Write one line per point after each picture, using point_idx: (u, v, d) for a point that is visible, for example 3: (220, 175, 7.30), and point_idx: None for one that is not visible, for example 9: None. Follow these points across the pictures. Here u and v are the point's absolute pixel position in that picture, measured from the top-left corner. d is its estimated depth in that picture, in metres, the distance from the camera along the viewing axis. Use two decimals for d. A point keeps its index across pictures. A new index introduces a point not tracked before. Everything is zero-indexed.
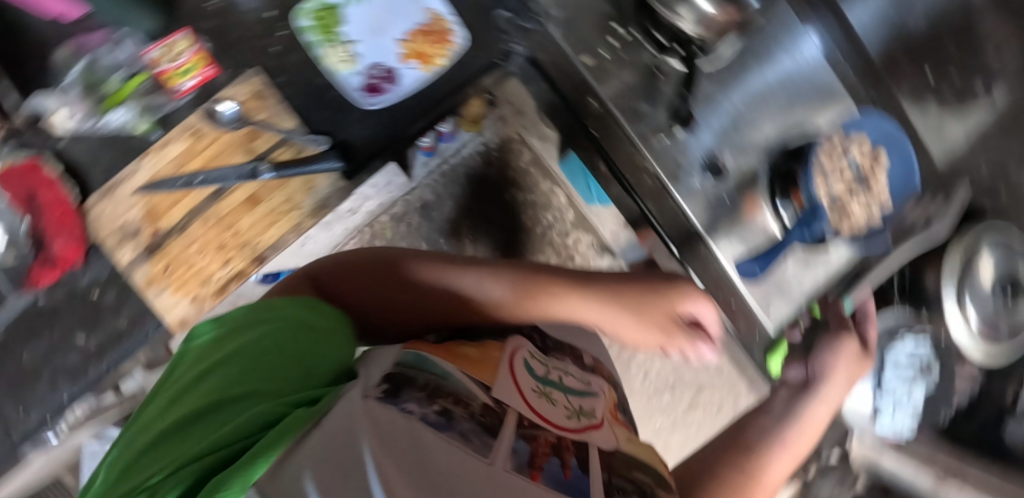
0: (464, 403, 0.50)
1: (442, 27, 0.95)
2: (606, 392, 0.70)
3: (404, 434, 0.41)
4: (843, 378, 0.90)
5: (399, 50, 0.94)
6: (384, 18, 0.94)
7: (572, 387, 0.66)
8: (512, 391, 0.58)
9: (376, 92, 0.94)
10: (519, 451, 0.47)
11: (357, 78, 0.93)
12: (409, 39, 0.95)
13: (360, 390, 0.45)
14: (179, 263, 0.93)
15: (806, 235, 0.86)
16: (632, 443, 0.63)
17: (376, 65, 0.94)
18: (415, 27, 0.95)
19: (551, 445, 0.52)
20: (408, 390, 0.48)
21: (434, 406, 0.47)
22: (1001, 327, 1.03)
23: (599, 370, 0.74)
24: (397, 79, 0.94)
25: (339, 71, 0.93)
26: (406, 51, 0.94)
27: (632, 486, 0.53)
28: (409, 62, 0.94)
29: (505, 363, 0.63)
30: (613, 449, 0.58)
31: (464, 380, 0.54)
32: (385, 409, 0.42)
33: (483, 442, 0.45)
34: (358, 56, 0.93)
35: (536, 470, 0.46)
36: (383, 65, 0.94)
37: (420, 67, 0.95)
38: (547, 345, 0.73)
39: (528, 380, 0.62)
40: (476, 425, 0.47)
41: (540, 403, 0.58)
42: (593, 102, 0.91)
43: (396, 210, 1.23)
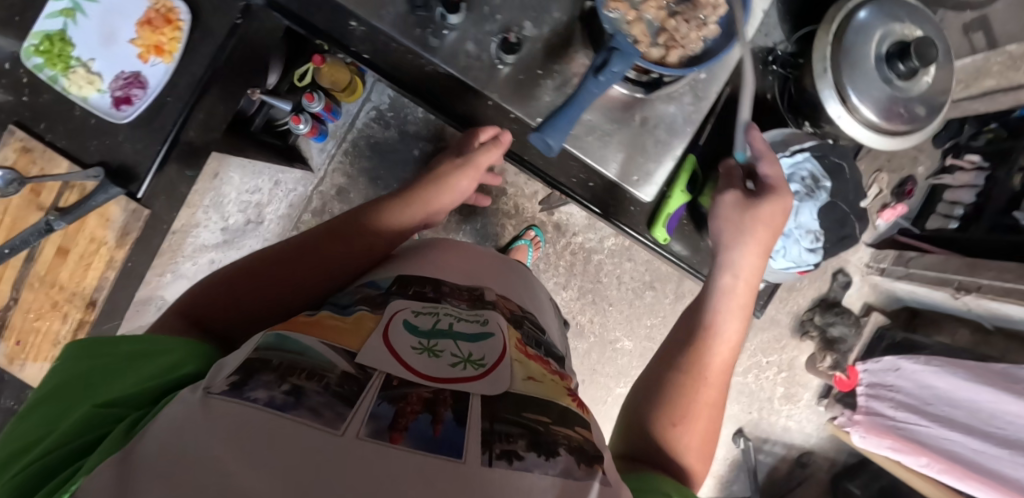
0: (318, 375, 0.28)
1: (167, 6, 0.64)
2: (511, 330, 0.41)
3: (233, 426, 0.23)
4: (754, 244, 0.59)
5: (135, 53, 0.65)
6: (117, 23, 0.65)
7: (467, 330, 0.38)
8: (385, 346, 0.33)
9: (129, 101, 0.65)
10: (381, 416, 0.26)
11: (105, 95, 0.64)
12: (137, 38, 0.65)
13: (208, 386, 0.27)
14: (27, 332, 0.70)
15: (600, 84, 0.55)
16: (540, 385, 0.35)
17: (119, 72, 0.65)
18: (138, 22, 0.65)
19: (426, 401, 0.28)
20: (262, 372, 0.28)
21: (284, 386, 0.26)
22: (914, 106, 0.64)
23: (502, 309, 0.44)
24: (146, 79, 0.65)
25: (85, 100, 0.63)
26: (141, 47, 0.65)
27: (523, 430, 0.29)
28: (149, 58, 0.65)
29: (387, 319, 0.37)
30: (509, 389, 0.32)
31: (326, 348, 0.32)
32: (226, 406, 0.24)
33: (337, 415, 0.25)
34: (102, 74, 0.64)
35: (399, 433, 0.25)
36: (126, 70, 0.65)
37: (163, 60, 0.65)
38: (435, 294, 0.43)
39: (409, 333, 0.36)
40: (333, 396, 0.27)
41: (416, 360, 0.33)
42: (354, 23, 0.66)
43: (312, 204, 1.12)
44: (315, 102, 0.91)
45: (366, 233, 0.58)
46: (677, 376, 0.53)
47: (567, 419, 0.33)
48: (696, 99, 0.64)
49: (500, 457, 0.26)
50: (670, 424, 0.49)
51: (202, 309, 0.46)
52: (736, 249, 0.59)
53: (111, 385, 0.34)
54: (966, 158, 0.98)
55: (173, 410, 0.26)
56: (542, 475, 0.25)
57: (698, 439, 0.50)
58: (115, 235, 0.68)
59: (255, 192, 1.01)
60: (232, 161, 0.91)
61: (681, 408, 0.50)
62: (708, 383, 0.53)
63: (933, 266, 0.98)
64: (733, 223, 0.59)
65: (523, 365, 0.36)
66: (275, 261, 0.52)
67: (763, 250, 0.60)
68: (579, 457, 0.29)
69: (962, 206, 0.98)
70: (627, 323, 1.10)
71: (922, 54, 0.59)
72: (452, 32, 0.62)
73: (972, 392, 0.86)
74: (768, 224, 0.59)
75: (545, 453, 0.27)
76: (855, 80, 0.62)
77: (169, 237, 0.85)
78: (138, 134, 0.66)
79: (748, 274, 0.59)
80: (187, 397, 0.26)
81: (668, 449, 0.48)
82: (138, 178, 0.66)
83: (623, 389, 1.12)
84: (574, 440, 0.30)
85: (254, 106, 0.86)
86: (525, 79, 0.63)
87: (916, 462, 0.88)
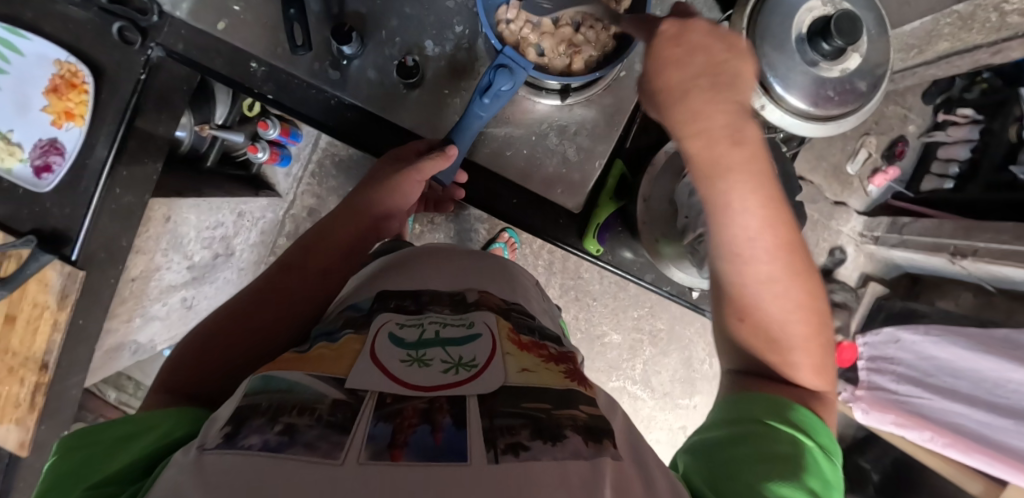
0: (311, 407, 0.24)
1: (71, 70, 0.59)
2: (500, 322, 0.35)
3: (221, 483, 0.19)
4: (715, 108, 0.33)
5: (49, 120, 0.61)
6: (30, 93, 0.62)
7: (455, 334, 0.32)
8: (375, 365, 0.28)
9: (48, 170, 0.61)
10: (379, 436, 0.22)
11: (25, 166, 0.61)
12: (47, 104, 0.61)
13: (198, 443, 0.23)
14: None
15: (490, 106, 0.54)
16: (536, 374, 0.30)
17: (38, 141, 0.61)
18: (47, 89, 0.61)
19: (423, 411, 0.24)
20: (252, 417, 0.24)
21: (277, 427, 0.22)
22: (858, 82, 0.56)
23: (488, 304, 0.38)
24: (61, 145, 0.61)
25: (9, 171, 0.61)
26: (52, 115, 0.61)
27: (525, 420, 0.24)
28: (62, 124, 0.61)
29: (374, 335, 0.32)
30: (502, 383, 0.27)
31: (315, 378, 0.27)
32: (216, 463, 0.20)
33: (334, 444, 0.21)
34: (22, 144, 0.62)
35: (400, 448, 0.21)
36: (43, 138, 0.61)
37: (75, 124, 0.60)
38: (417, 306, 0.37)
39: (396, 346, 0.31)
40: (324, 428, 0.22)
41: (407, 372, 0.28)
42: (253, 64, 0.62)
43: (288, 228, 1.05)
44: (270, 130, 0.78)
45: (315, 256, 0.53)
46: (716, 271, 0.39)
47: (568, 400, 0.28)
48: (614, 101, 0.67)
49: (505, 452, 0.22)
50: (735, 320, 0.40)
51: (181, 376, 0.41)
52: (689, 133, 0.33)
53: (103, 464, 0.29)
54: (959, 112, 0.95)
55: (162, 479, 0.22)
56: (550, 463, 0.22)
57: (792, 312, 0.38)
58: (55, 298, 0.62)
59: (220, 227, 0.87)
60: (182, 201, 0.77)
61: (734, 303, 0.39)
62: (751, 272, 0.37)
63: (926, 232, 0.90)
64: (668, 109, 0.34)
65: (516, 356, 0.31)
66: (237, 314, 0.47)
67: (721, 96, 0.33)
68: (584, 435, 0.25)
69: (958, 163, 0.94)
70: (613, 316, 1.06)
71: (844, 32, 0.51)
72: (353, 61, 0.62)
73: (974, 362, 0.82)
74: (704, 71, 0.33)
75: (551, 439, 0.23)
76: (775, 65, 0.55)
77: (131, 286, 0.77)
78: (64, 200, 0.61)
79: (727, 142, 0.33)
80: (179, 461, 0.22)
81: (750, 348, 0.40)
82: (71, 240, 0.61)
83: (615, 382, 1.10)
84: (579, 420, 0.26)
85: (206, 141, 0.78)
86: (429, 98, 0.63)
87: (920, 437, 0.85)
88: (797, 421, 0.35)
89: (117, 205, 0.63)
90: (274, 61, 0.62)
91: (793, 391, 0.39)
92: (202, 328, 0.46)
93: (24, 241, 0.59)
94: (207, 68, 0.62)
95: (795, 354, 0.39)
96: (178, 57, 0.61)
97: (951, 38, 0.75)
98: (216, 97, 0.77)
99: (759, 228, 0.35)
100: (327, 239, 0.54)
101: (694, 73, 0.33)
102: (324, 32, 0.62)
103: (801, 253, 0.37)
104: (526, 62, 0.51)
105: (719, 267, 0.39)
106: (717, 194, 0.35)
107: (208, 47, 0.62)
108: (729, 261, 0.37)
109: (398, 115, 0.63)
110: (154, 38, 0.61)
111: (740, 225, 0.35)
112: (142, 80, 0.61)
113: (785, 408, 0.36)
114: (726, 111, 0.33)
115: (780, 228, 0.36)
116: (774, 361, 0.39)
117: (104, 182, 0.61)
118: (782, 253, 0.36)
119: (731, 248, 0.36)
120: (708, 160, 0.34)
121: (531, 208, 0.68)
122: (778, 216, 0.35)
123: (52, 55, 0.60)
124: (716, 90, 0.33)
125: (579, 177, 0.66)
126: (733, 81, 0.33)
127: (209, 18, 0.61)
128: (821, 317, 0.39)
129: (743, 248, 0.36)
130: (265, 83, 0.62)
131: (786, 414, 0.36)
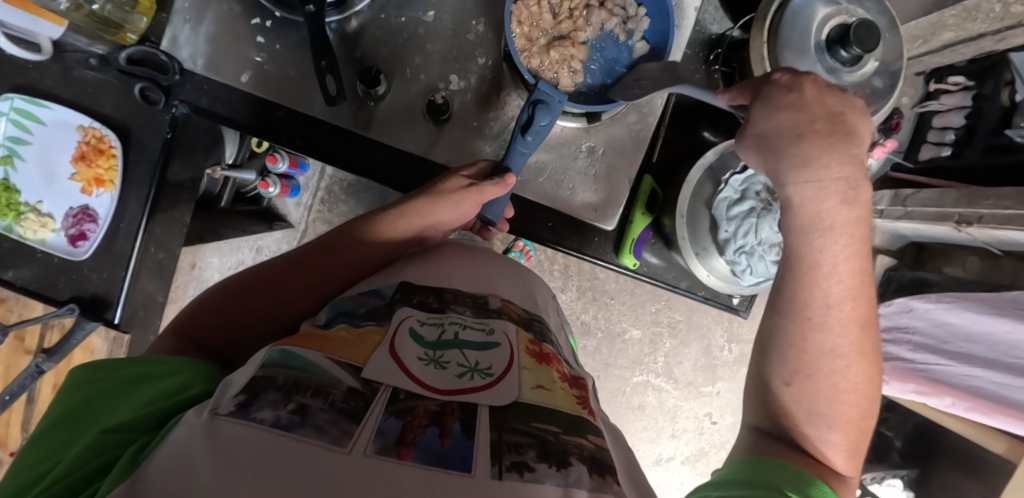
0: (326, 390, 0.25)
1: (96, 136, 0.57)
2: (519, 333, 0.37)
3: (235, 450, 0.20)
4: (830, 161, 0.36)
5: (78, 188, 0.61)
6: (57, 163, 0.61)
7: (474, 339, 0.35)
8: (392, 358, 0.30)
9: (81, 239, 0.59)
10: (389, 432, 0.23)
11: (57, 236, 0.59)
12: (75, 172, 0.60)
13: (211, 406, 0.24)
14: None
15: (532, 142, 0.49)
16: (549, 393, 0.31)
17: (70, 210, 0.60)
18: (74, 156, 0.59)
19: (434, 413, 0.26)
20: (267, 390, 0.25)
21: (290, 405, 0.23)
22: (874, 80, 0.58)
23: (509, 313, 0.40)
24: (96, 214, 0.60)
25: (43, 242, 0.59)
26: (81, 183, 0.60)
27: (531, 439, 0.26)
28: (95, 192, 0.60)
29: (395, 327, 0.34)
30: (516, 399, 0.29)
31: (332, 362, 0.28)
32: (229, 428, 0.21)
33: (344, 431, 0.22)
34: (53, 215, 0.61)
35: (407, 447, 0.22)
36: (75, 208, 0.60)
37: (106, 190, 0.59)
38: (439, 304, 0.39)
39: (416, 343, 0.33)
40: (336, 414, 0.23)
41: (423, 371, 0.30)
42: (279, 112, 0.57)
43: None
44: (279, 163, 0.77)
45: (358, 248, 0.48)
46: (779, 330, 0.39)
47: (576, 426, 0.29)
48: (641, 116, 0.61)
49: (510, 469, 0.23)
50: (784, 384, 0.38)
51: (202, 326, 0.43)
52: (806, 180, 0.36)
53: (121, 409, 0.30)
54: (950, 81, 0.95)
55: (171, 438, 0.23)
56: (553, 487, 0.22)
57: (844, 384, 0.37)
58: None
59: (242, 265, 0.90)
60: (206, 244, 0.87)
61: (794, 363, 0.38)
62: (820, 335, 0.37)
63: (930, 202, 0.91)
64: (779, 150, 0.37)
65: (532, 372, 0.33)
66: (260, 280, 0.46)
67: (843, 148, 0.36)
68: (589, 465, 0.25)
69: (953, 130, 0.94)
70: (632, 313, 1.09)
71: (863, 40, 0.52)
72: (380, 102, 0.57)
73: (987, 326, 0.83)
74: (820, 120, 0.37)
75: (556, 464, 0.24)
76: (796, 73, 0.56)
77: None
78: (102, 263, 0.58)
79: (837, 199, 0.36)
80: (191, 421, 0.23)
81: (792, 418, 0.38)
82: (111, 303, 0.59)
83: (639, 376, 1.11)
84: (585, 448, 0.27)
85: (218, 184, 0.78)
86: (463, 133, 0.59)
87: (942, 403, 0.84)
88: (817, 495, 0.33)
89: (151, 262, 0.58)
90: (299, 109, 0.57)
91: (818, 470, 0.36)
92: (229, 288, 0.46)
93: (66, 310, 0.57)
94: (225, 118, 0.56)
95: (834, 432, 0.37)
96: (203, 113, 0.56)
97: (957, 28, 0.75)
98: (228, 138, 0.73)
99: (845, 293, 0.37)
100: (375, 235, 0.49)
101: (811, 120, 0.37)
102: (352, 75, 0.57)
103: (869, 331, 0.38)
104: (562, 95, 0.48)
105: (790, 320, 0.38)
106: (815, 246, 0.37)
107: (233, 100, 0.56)
108: (802, 318, 0.37)
109: (406, 142, 0.58)
110: (176, 96, 0.55)
111: (828, 285, 0.37)
112: (168, 139, 0.57)
113: (809, 483, 0.34)
114: (841, 164, 0.36)
115: (862, 298, 0.37)
116: (805, 434, 0.38)
117: (140, 240, 0.58)
118: (853, 326, 0.37)
119: (805, 303, 0.37)
120: (818, 215, 0.36)
121: (566, 230, 0.61)
122: (860, 287, 0.37)
123: (74, 121, 0.58)
124: (836, 139, 0.36)
125: (610, 194, 0.61)
126: (852, 134, 0.37)
127: (232, 69, 0.56)
128: (867, 406, 0.38)
129: (816, 310, 0.37)
130: (294, 131, 0.57)
131: (810, 487, 0.33)
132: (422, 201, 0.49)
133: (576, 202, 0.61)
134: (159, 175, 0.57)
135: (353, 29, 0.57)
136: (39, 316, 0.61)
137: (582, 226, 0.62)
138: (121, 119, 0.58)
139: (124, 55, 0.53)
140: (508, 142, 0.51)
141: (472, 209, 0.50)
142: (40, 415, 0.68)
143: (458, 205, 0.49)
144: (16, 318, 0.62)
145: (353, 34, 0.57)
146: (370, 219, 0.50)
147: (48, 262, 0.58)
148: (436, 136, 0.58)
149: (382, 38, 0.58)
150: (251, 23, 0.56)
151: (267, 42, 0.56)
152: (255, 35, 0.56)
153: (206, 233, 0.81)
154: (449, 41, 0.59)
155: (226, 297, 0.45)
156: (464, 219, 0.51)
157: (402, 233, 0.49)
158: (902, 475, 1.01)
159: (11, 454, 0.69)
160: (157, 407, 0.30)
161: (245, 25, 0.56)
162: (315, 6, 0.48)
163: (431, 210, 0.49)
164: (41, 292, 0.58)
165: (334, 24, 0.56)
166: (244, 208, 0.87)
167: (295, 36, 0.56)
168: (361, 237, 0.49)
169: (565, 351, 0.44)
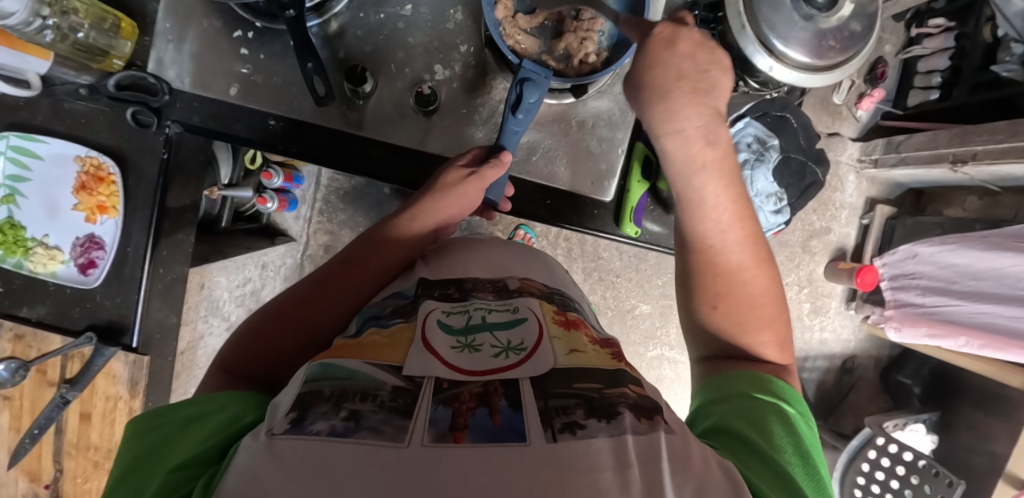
0: (372, 393, 0.25)
1: (93, 164, 0.58)
2: (543, 306, 0.37)
3: (308, 464, 0.20)
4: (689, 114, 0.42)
5: (82, 217, 0.60)
6: (59, 198, 0.60)
7: (500, 318, 0.35)
8: (428, 352, 0.30)
9: (93, 266, 0.59)
10: (440, 420, 0.23)
11: (71, 267, 0.59)
12: (77, 202, 0.60)
13: (266, 429, 0.24)
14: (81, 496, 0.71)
15: (522, 120, 0.50)
16: (585, 355, 0.31)
17: (77, 240, 0.60)
18: (75, 187, 0.59)
19: (479, 395, 0.25)
20: (317, 404, 0.25)
21: (342, 412, 0.24)
22: (850, 22, 0.58)
23: (531, 290, 0.40)
24: (104, 241, 0.60)
25: (54, 275, 0.59)
26: (82, 211, 0.60)
27: (578, 399, 0.26)
28: (99, 219, 0.59)
29: (422, 322, 0.34)
30: (553, 366, 0.29)
31: (373, 366, 0.28)
32: (292, 445, 0.21)
33: (399, 428, 0.22)
34: (60, 246, 0.60)
35: (461, 431, 0.22)
36: (82, 237, 0.60)
37: (109, 216, 0.59)
38: (461, 293, 0.39)
39: (445, 333, 0.33)
40: (388, 414, 0.23)
41: (457, 356, 0.30)
42: (271, 121, 0.57)
43: None
44: (275, 179, 0.78)
45: (386, 246, 0.48)
46: (689, 265, 0.46)
47: (616, 379, 0.29)
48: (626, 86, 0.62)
49: (562, 430, 0.23)
50: (710, 307, 0.44)
51: (237, 359, 0.40)
52: (670, 133, 0.43)
53: (184, 445, 0.30)
54: (931, 24, 0.94)
55: (235, 465, 0.23)
56: (606, 439, 0.23)
57: (756, 289, 0.43)
58: (125, 388, 0.67)
59: (248, 282, 0.88)
60: (211, 267, 0.80)
61: (712, 289, 0.44)
62: (723, 260, 0.44)
63: (924, 145, 0.92)
64: (657, 109, 0.43)
65: (564, 339, 0.33)
66: (290, 303, 0.44)
67: (699, 100, 0.43)
68: (637, 411, 0.26)
69: (939, 73, 0.93)
70: (639, 288, 1.10)
71: None
72: (368, 100, 0.58)
73: (993, 262, 0.82)
74: (686, 79, 0.43)
75: (605, 417, 0.25)
76: (775, 24, 0.56)
77: (186, 356, 0.80)
78: (112, 290, 0.59)
79: (699, 143, 0.43)
80: (251, 444, 0.23)
81: (728, 333, 0.43)
82: (127, 328, 0.60)
83: (654, 351, 1.12)
84: (629, 397, 0.27)
85: (217, 204, 0.80)
86: (453, 121, 0.59)
87: (956, 344, 0.85)
88: (777, 391, 0.37)
89: (162, 285, 0.61)
90: (294, 116, 0.57)
91: (768, 369, 0.42)
92: (257, 318, 0.44)
93: (85, 339, 0.59)
94: (225, 133, 0.57)
95: (763, 333, 0.43)
96: (196, 130, 0.57)
97: None
98: (219, 157, 0.76)
99: (729, 219, 0.44)
100: (388, 241, 0.48)
101: (677, 79, 0.43)
102: (337, 76, 0.58)
103: (760, 241, 0.45)
104: (548, 70, 0.49)
105: (694, 252, 0.45)
106: (691, 185, 0.44)
107: (224, 114, 0.57)
108: (704, 248, 0.44)
109: (399, 137, 0.59)
110: (168, 116, 0.57)
111: (714, 216, 0.44)
112: (165, 159, 0.58)
113: (772, 384, 0.38)
114: (698, 115, 0.42)
115: (745, 218, 0.44)
116: (747, 345, 0.43)
117: (147, 264, 0.59)
118: (748, 245, 0.44)
119: (704, 237, 0.44)
120: (684, 157, 0.43)
121: (564, 209, 0.62)
122: (741, 210, 0.44)
123: (71, 153, 0.58)
124: (696, 94, 0.43)
125: (608, 166, 0.62)
126: (711, 89, 0.43)
127: (220, 84, 0.57)
128: (778, 295, 0.45)
129: (715, 238, 0.44)
130: (286, 139, 0.58)
131: (768, 386, 0.37)
132: (428, 197, 0.50)
133: (573, 179, 0.62)
134: (160, 200, 0.59)
135: (334, 32, 0.58)
136: (59, 348, 0.62)
137: (579, 202, 0.63)
138: (117, 148, 0.58)
139: (113, 81, 0.54)
140: (499, 124, 0.52)
141: (476, 196, 0.51)
142: (70, 444, 0.69)
143: (463, 196, 0.50)
144: (39, 352, 0.63)
145: (335, 35, 0.58)
146: (379, 229, 0.50)
147: (60, 294, 0.59)
148: (430, 128, 0.59)
149: (363, 37, 0.58)
150: (233, 36, 0.57)
151: (250, 53, 0.57)
152: (239, 48, 0.57)
153: (212, 255, 0.80)
154: (429, 32, 0.59)
155: (245, 340, 0.42)
156: (472, 208, 0.52)
157: (416, 233, 0.49)
158: (922, 419, 1.00)
159: (46, 486, 0.70)
160: (215, 441, 0.30)
161: (227, 39, 0.56)
162: (295, 11, 0.48)
163: (440, 206, 0.49)
164: (57, 323, 0.60)
165: (315, 28, 0.57)
166: (245, 226, 0.87)
167: (278, 46, 0.57)
168: (388, 234, 0.49)
169: (592, 321, 0.43)
